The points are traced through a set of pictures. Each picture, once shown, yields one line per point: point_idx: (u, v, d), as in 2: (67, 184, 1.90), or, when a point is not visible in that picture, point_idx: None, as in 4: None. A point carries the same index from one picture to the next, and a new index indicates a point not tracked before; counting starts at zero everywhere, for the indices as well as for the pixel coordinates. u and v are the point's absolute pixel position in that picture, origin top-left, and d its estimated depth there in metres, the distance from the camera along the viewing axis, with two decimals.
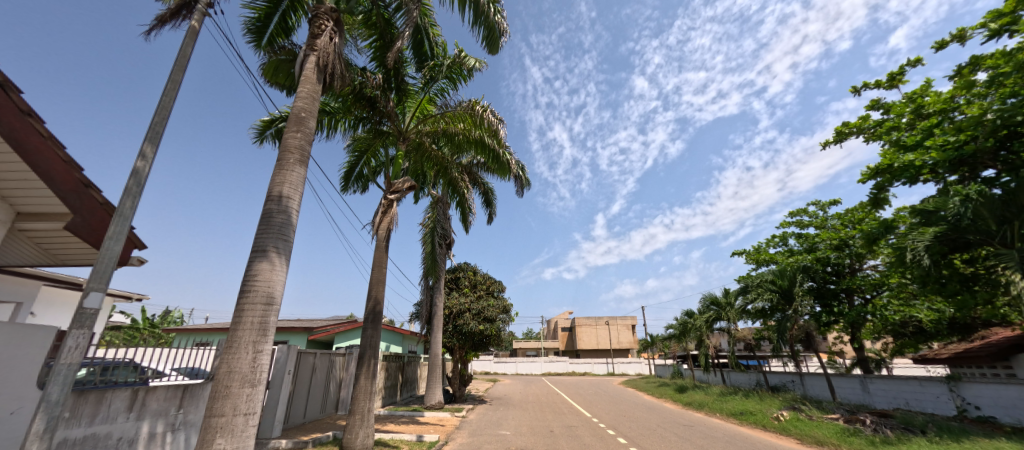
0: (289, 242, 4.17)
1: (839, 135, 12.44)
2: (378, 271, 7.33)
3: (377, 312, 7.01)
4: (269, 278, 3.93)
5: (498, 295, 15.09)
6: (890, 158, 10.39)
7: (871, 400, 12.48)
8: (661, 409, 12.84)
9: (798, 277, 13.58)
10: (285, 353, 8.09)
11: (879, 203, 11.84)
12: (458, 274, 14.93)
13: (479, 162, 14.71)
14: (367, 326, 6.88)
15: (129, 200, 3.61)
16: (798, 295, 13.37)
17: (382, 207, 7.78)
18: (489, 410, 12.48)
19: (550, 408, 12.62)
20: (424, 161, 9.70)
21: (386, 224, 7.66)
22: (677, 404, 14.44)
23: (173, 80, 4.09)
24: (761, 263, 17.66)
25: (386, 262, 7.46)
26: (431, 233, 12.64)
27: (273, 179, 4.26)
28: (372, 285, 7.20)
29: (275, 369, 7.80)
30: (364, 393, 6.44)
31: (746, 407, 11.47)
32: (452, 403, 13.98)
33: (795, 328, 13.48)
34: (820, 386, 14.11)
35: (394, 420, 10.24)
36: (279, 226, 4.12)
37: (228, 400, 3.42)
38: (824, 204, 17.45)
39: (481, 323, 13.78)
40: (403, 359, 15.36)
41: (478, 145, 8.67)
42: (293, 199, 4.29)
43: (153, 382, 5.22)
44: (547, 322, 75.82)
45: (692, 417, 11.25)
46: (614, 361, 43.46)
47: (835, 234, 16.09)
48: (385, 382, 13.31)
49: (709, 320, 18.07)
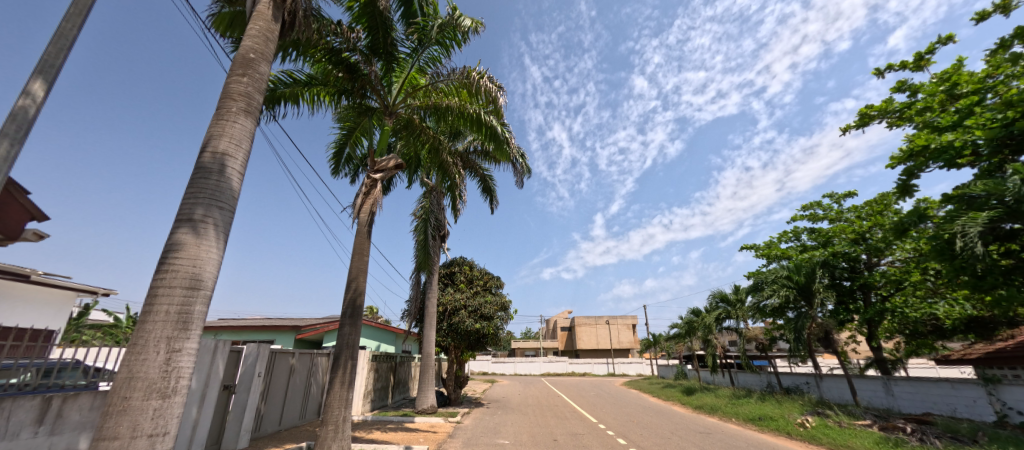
0: (225, 211, 3.26)
1: (861, 119, 11.79)
2: (359, 259, 6.43)
3: (356, 304, 6.10)
4: (195, 255, 3.01)
5: (496, 291, 14.25)
6: (925, 138, 9.57)
7: (896, 404, 11.61)
8: (672, 414, 11.95)
9: (820, 272, 12.56)
10: (255, 351, 7.13)
11: (907, 190, 10.75)
12: (453, 268, 14.02)
13: (476, 149, 13.94)
14: (345, 322, 5.97)
15: (3, 144, 2.73)
16: (817, 291, 12.50)
17: (364, 188, 6.87)
18: (485, 414, 11.61)
19: (551, 413, 11.73)
20: (414, 142, 8.86)
21: (367, 207, 6.76)
22: (687, 407, 13.57)
23: (78, 2, 3.23)
24: (772, 258, 16.79)
25: (368, 249, 6.57)
26: (424, 224, 11.75)
27: (207, 131, 3.34)
28: (352, 274, 6.29)
29: (242, 369, 6.86)
30: (338, 401, 5.54)
31: (765, 411, 10.62)
32: (446, 406, 13.11)
33: (813, 326, 12.62)
34: (838, 389, 13.25)
35: (381, 426, 9.35)
36: (213, 188, 3.20)
37: (126, 417, 2.49)
38: (839, 197, 16.41)
39: (477, 321, 12.88)
40: (396, 359, 14.50)
41: (474, 122, 7.89)
42: (235, 158, 3.39)
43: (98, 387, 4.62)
44: (546, 320, 75.04)
45: (707, 423, 10.38)
46: (615, 361, 42.62)
47: (852, 228, 15.16)
48: (375, 384, 12.42)
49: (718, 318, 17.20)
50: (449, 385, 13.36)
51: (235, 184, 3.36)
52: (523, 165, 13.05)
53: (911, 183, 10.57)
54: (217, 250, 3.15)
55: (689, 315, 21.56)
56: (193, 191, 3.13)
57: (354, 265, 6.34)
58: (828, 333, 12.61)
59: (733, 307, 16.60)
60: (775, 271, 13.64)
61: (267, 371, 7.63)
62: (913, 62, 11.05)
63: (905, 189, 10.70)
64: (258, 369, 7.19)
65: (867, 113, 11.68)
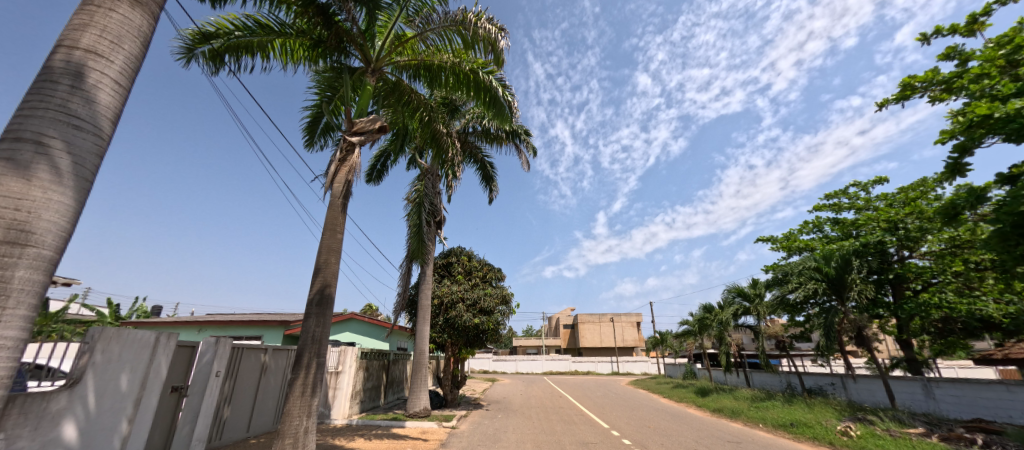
0: (89, 135, 2.19)
1: (903, 91, 10.83)
2: (331, 237, 5.31)
3: (326, 289, 5.03)
4: (20, 193, 1.91)
5: (496, 283, 13.12)
6: (989, 107, 8.37)
7: (938, 408, 10.49)
8: (690, 419, 10.84)
9: (856, 262, 11.22)
10: (213, 349, 6.03)
11: (960, 170, 9.53)
12: (450, 259, 12.94)
13: (474, 128, 13.23)
14: (312, 312, 4.90)
15: None
16: (852, 284, 11.22)
17: (340, 151, 5.79)
18: (485, 418, 10.54)
19: (558, 418, 10.62)
20: (399, 109, 7.87)
21: (343, 174, 5.65)
22: (704, 410, 12.47)
23: None
24: (794, 250, 15.62)
25: (342, 225, 5.46)
26: (418, 209, 10.79)
27: (66, 20, 2.29)
28: (323, 256, 5.20)
29: (197, 369, 5.78)
30: (297, 408, 4.48)
31: (796, 416, 9.53)
32: (443, 408, 12.07)
33: (844, 322, 11.38)
34: (870, 391, 12.11)
35: (366, 433, 8.27)
36: (63, 98, 2.12)
37: None
38: (866, 184, 15.07)
39: (476, 315, 11.80)
40: (389, 356, 13.45)
41: (470, 83, 7.01)
42: (110, 61, 2.32)
43: (30, 387, 3.83)
44: (548, 318, 73.90)
45: (731, 431, 9.29)
46: (620, 360, 41.36)
47: (885, 217, 13.94)
48: (364, 385, 11.38)
49: (735, 314, 16.03)
50: (446, 385, 12.28)
51: (106, 98, 2.29)
52: (527, 145, 13.62)
53: (964, 161, 9.39)
54: (69, 192, 2.08)
55: (701, 312, 20.45)
56: (30, 98, 2.06)
57: (326, 243, 5.26)
58: (863, 331, 11.44)
59: (752, 303, 15.41)
60: (802, 262, 12.45)
61: (230, 371, 6.53)
62: (966, 25, 9.85)
63: (956, 169, 9.52)
64: (217, 368, 6.10)
65: (910, 83, 10.70)
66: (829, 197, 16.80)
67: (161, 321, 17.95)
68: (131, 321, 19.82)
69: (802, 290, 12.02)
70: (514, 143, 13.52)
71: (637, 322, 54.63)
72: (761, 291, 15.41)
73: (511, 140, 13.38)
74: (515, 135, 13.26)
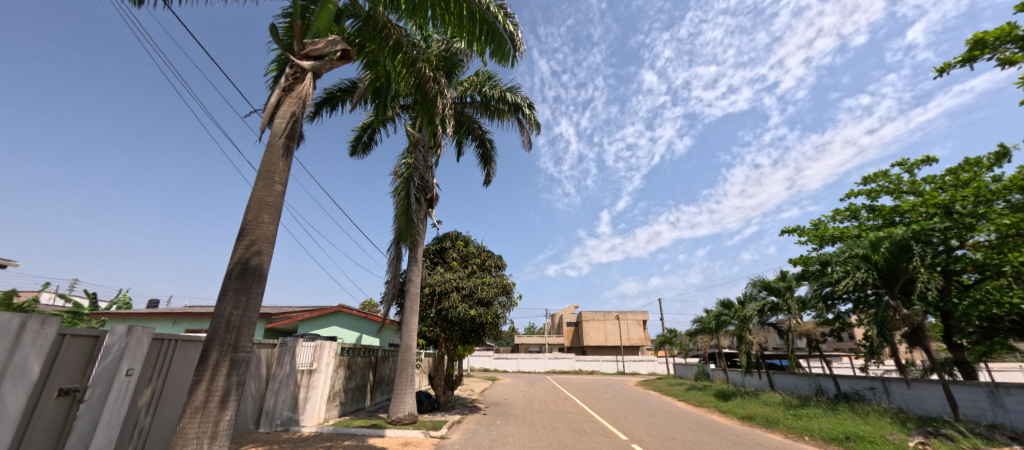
0: None
1: (972, 50, 9.20)
2: (264, 189, 3.85)
3: (252, 256, 3.58)
4: None
5: (495, 272, 11.69)
6: None
7: (1007, 419, 8.85)
8: (718, 430, 9.36)
9: (917, 248, 9.58)
10: (123, 341, 4.65)
11: None
12: (444, 244, 11.48)
13: (471, 99, 11.96)
14: (228, 287, 3.45)
15: None
16: (912, 273, 9.64)
17: (287, 79, 4.34)
18: (480, 426, 9.10)
19: (567, 427, 9.17)
20: (376, 49, 6.45)
21: (289, 108, 4.17)
22: (731, 418, 10.99)
23: None
24: (826, 240, 14.06)
25: (281, 174, 3.99)
26: (406, 184, 9.38)
27: None
28: (251, 211, 3.74)
29: (99, 367, 4.37)
30: (195, 423, 3.05)
31: (849, 428, 8.04)
32: (434, 411, 10.71)
33: (897, 319, 9.99)
34: (923, 398, 10.51)
35: (335, 444, 6.86)
36: None
37: None
38: (913, 165, 13.02)
39: (472, 306, 10.35)
40: (376, 352, 12.08)
41: (464, 12, 5.62)
42: None
43: None
44: (552, 316, 72.46)
45: (773, 445, 7.81)
46: (626, 359, 39.88)
47: (934, 201, 12.42)
48: (346, 384, 10.02)
49: (761, 310, 14.48)
50: (438, 386, 10.89)
51: None
52: (531, 119, 12.23)
53: None
54: None
55: (718, 309, 18.90)
56: None
57: (256, 196, 3.79)
58: (920, 329, 9.92)
59: (781, 297, 13.88)
60: (847, 250, 10.94)
61: (150, 368, 5.14)
62: None
63: None
64: (128, 366, 4.70)
65: (982, 40, 9.06)
66: (864, 182, 15.22)
67: (139, 312, 16.66)
68: (108, 312, 18.57)
69: (849, 282, 10.47)
70: (516, 118, 12.18)
71: (643, 321, 52.96)
72: (792, 285, 13.82)
73: (513, 113, 12.05)
74: (517, 107, 11.89)
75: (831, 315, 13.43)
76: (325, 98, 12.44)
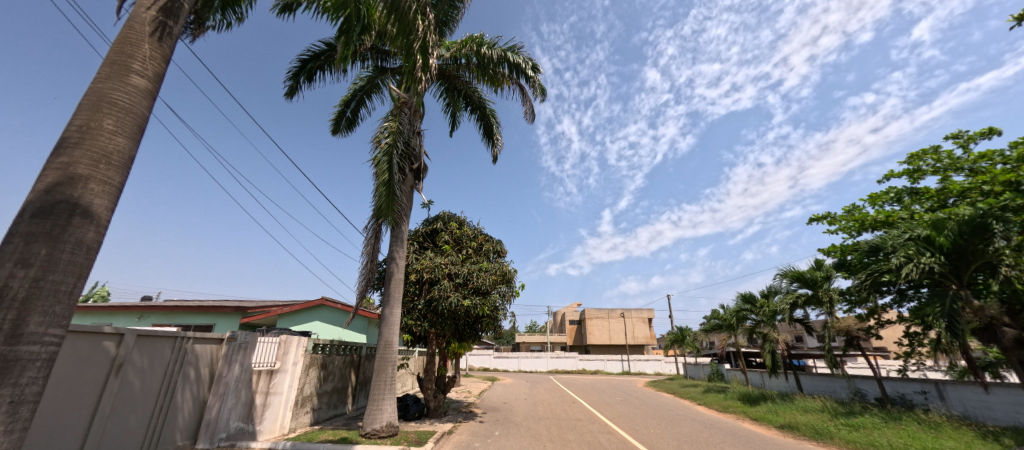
0: None
1: None
2: (110, 78, 2.41)
3: (69, 185, 2.13)
4: None
5: (494, 258, 10.17)
6: None
7: None
8: (759, 443, 7.84)
9: (998, 228, 8.01)
10: None
11: None
12: (436, 226, 9.96)
13: (467, 61, 10.43)
14: (13, 234, 1.98)
15: None
16: (992, 257, 8.15)
17: None
18: (473, 438, 7.58)
19: (576, 440, 7.62)
20: None
21: None
22: (767, 426, 9.51)
23: None
24: (867, 227, 12.50)
25: (144, 63, 2.55)
26: (387, 151, 7.85)
27: None
28: (82, 110, 2.30)
29: None
30: None
31: (926, 443, 6.52)
32: (423, 418, 9.26)
33: (970, 313, 8.45)
34: (994, 405, 8.95)
35: None
36: None
37: None
38: (971, 138, 11.47)
39: (466, 296, 8.85)
40: (359, 350, 10.64)
41: None
42: None
43: None
44: (553, 315, 71.15)
45: None
46: (632, 358, 38.42)
47: (999, 178, 10.82)
48: (320, 387, 8.60)
49: (793, 304, 12.92)
50: (428, 389, 9.44)
51: None
52: (534, 85, 10.72)
53: None
54: None
55: (739, 303, 17.12)
56: None
57: (88, 88, 2.33)
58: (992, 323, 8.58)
59: (816, 289, 12.35)
60: (904, 232, 9.40)
61: None
62: None
63: None
64: None
65: None
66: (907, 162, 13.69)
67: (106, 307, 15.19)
68: None
69: (911, 269, 8.86)
70: (516, 84, 10.67)
71: (648, 319, 51.43)
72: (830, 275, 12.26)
73: (513, 79, 10.55)
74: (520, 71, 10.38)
75: (873, 308, 11.93)
76: (300, 66, 10.93)
